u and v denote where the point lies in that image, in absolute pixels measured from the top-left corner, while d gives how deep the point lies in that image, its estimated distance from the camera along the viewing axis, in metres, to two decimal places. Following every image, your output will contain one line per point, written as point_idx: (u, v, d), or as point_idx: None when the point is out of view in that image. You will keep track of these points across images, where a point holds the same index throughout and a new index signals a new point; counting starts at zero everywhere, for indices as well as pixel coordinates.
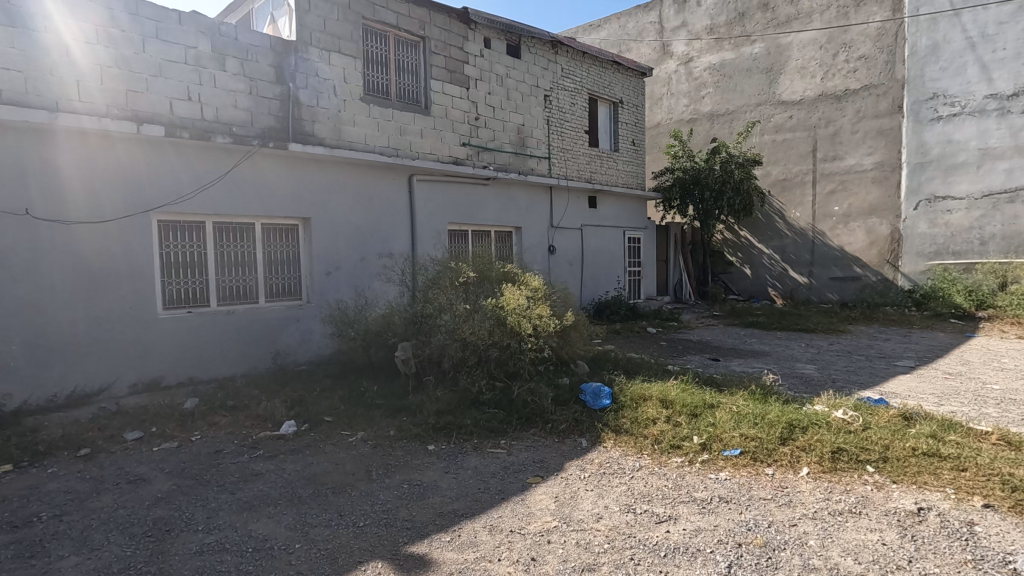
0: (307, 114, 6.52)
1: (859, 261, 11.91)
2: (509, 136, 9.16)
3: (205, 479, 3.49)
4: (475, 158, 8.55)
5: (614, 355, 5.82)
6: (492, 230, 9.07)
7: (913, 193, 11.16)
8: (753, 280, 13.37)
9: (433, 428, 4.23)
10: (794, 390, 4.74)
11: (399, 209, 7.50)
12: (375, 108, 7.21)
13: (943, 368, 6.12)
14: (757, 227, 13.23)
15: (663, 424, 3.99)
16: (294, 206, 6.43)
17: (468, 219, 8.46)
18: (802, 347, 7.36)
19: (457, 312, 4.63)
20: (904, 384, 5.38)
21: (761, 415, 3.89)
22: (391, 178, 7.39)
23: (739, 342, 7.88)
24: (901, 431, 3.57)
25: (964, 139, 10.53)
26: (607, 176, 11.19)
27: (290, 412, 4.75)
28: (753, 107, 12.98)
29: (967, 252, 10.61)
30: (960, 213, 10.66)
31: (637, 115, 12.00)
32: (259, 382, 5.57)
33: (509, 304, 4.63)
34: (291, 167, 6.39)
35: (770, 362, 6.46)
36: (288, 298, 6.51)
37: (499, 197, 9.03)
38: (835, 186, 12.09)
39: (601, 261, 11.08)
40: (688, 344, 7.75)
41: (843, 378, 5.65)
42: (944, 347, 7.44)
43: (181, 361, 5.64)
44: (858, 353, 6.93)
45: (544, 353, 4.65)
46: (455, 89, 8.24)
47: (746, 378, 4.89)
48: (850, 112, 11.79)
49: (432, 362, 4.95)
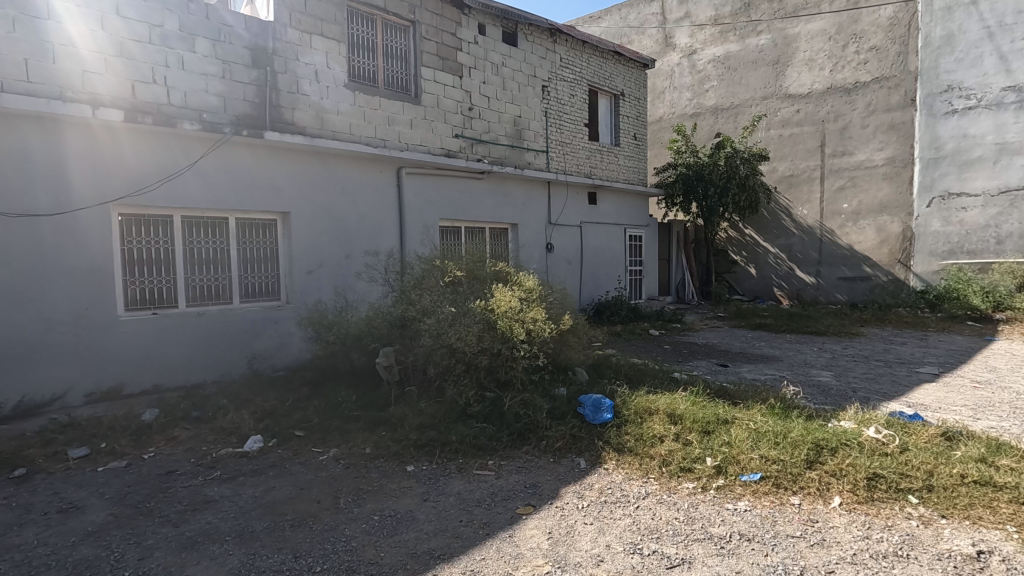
0: (286, 101, 6.07)
1: (869, 261, 11.46)
2: (505, 129, 8.71)
3: (149, 508, 3.04)
4: (468, 151, 8.11)
5: (614, 362, 5.38)
6: (486, 226, 8.61)
7: (926, 190, 10.72)
8: (758, 279, 12.93)
9: (414, 445, 3.79)
10: (816, 403, 4.29)
11: (386, 203, 7.06)
12: (361, 96, 6.77)
13: (971, 376, 5.67)
14: (762, 225, 12.79)
15: (672, 442, 3.54)
16: (273, 199, 5.98)
17: (460, 214, 8.01)
18: (815, 352, 6.92)
19: (442, 314, 4.19)
20: (932, 395, 4.94)
21: (783, 433, 3.44)
22: (377, 171, 6.95)
23: (747, 346, 7.45)
24: (945, 454, 3.13)
25: (980, 134, 10.09)
26: (607, 171, 10.76)
27: (258, 424, 4.31)
28: (758, 101, 12.55)
29: (982, 251, 10.17)
30: (975, 211, 10.23)
31: (639, 108, 11.56)
32: (230, 390, 5.12)
33: (500, 307, 4.16)
34: (270, 157, 5.95)
35: (782, 368, 6.01)
36: (265, 298, 6.07)
37: (495, 192, 8.58)
38: (845, 181, 11.64)
39: (601, 260, 10.65)
40: (693, 348, 7.31)
41: (863, 387, 5.21)
42: (966, 351, 7.00)
43: (145, 368, 5.18)
44: (875, 359, 6.48)
45: (538, 360, 4.19)
46: (447, 77, 7.80)
47: (758, 389, 4.46)
48: (860, 106, 11.34)
49: (416, 370, 4.52)
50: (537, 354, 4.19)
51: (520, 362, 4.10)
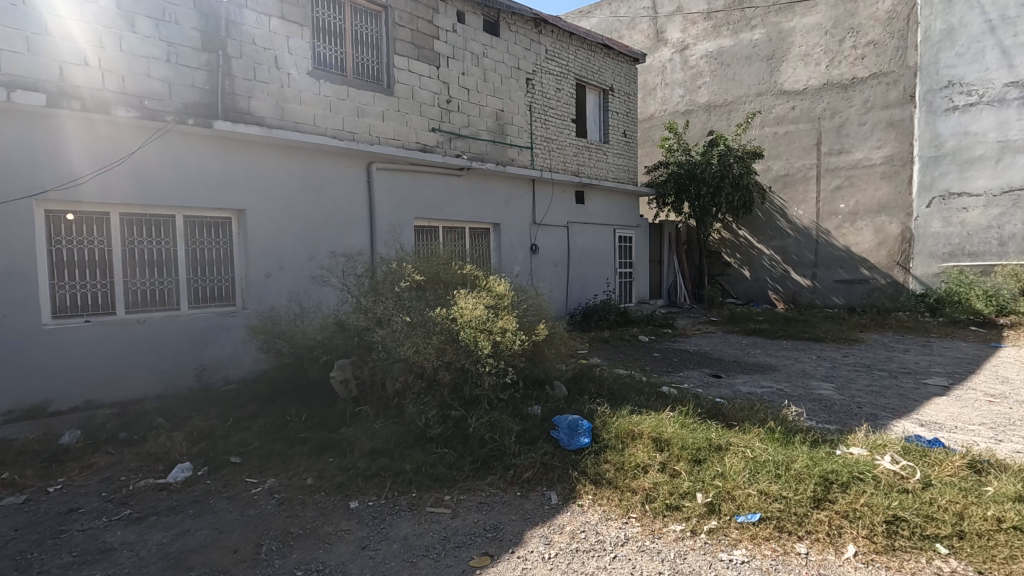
0: (241, 88, 5.57)
1: (866, 263, 11.06)
2: (486, 124, 8.24)
3: (28, 562, 2.54)
4: (446, 146, 7.63)
5: (596, 375, 4.90)
6: (466, 226, 8.12)
7: (925, 189, 10.34)
8: (752, 282, 12.51)
9: (363, 475, 3.30)
10: (821, 424, 3.83)
11: (354, 201, 6.56)
12: (327, 84, 6.28)
13: (983, 388, 5.24)
14: (757, 226, 12.38)
15: (657, 473, 3.07)
16: (226, 195, 5.47)
17: (437, 214, 7.52)
18: (813, 361, 6.47)
19: (398, 324, 3.69)
20: (944, 411, 4.50)
21: (785, 464, 2.97)
22: (345, 166, 6.46)
23: (742, 354, 6.99)
24: (975, 491, 2.67)
25: (982, 131, 9.72)
26: (595, 169, 10.31)
27: (191, 449, 3.80)
28: (753, 97, 12.14)
29: (984, 253, 9.80)
30: (977, 211, 9.86)
31: (629, 103, 11.12)
32: (169, 406, 4.59)
33: (463, 315, 3.67)
34: (222, 150, 5.43)
35: (779, 380, 5.55)
36: (218, 304, 5.57)
37: (475, 190, 8.09)
38: (841, 181, 11.25)
39: (589, 261, 10.19)
40: (684, 356, 6.84)
41: (871, 403, 4.74)
42: (973, 360, 6.58)
43: (75, 383, 4.66)
44: (879, 369, 6.03)
45: (506, 376, 3.70)
46: (423, 67, 7.32)
47: (752, 406, 4.00)
48: (857, 103, 10.95)
49: (373, 386, 4.03)
50: (506, 369, 3.70)
51: (487, 378, 3.62)
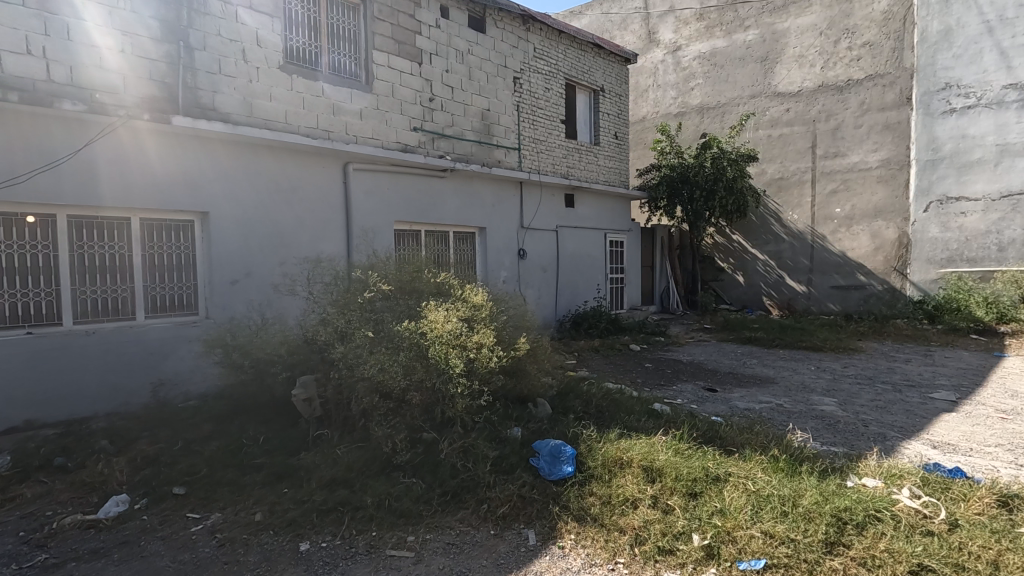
0: (204, 82, 5.20)
1: (863, 268, 10.81)
2: (472, 123, 7.90)
3: None
4: (429, 146, 7.29)
5: (584, 391, 4.55)
6: (450, 230, 7.77)
7: (922, 193, 10.11)
8: (746, 288, 12.24)
9: (318, 510, 2.92)
10: (829, 448, 3.50)
11: (329, 203, 6.20)
12: (299, 80, 5.92)
13: (993, 403, 4.94)
14: (751, 230, 12.11)
15: (647, 509, 2.72)
16: (187, 196, 5.09)
17: (419, 217, 7.17)
18: (813, 372, 6.16)
19: (360, 338, 3.31)
20: (956, 430, 4.19)
21: (792, 500, 2.64)
22: (320, 167, 6.10)
23: (738, 365, 6.68)
24: (1009, 534, 2.34)
25: (980, 134, 9.50)
26: (585, 172, 10.00)
27: (131, 478, 3.42)
28: (746, 99, 11.90)
29: (983, 259, 9.57)
30: (975, 216, 9.63)
31: (621, 104, 10.82)
32: (117, 426, 4.20)
33: (434, 328, 3.30)
34: (183, 148, 5.05)
35: (779, 394, 5.23)
36: (178, 313, 5.18)
37: (460, 192, 7.74)
38: (837, 185, 11.01)
39: (579, 267, 9.88)
40: (678, 367, 6.52)
41: (878, 420, 4.42)
42: (978, 371, 6.30)
43: (13, 401, 4.25)
44: (882, 382, 5.73)
45: (481, 397, 3.35)
46: (404, 63, 6.97)
47: (751, 428, 3.67)
48: (853, 105, 10.73)
49: (338, 405, 3.67)
50: (482, 388, 3.35)
51: (461, 400, 3.26)
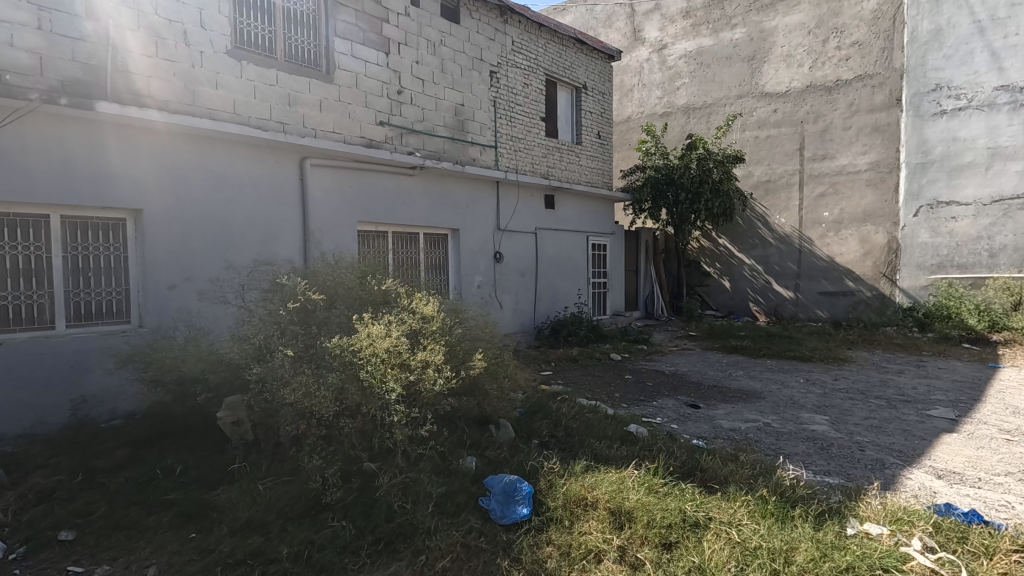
0: (136, 65, 4.70)
1: (851, 274, 10.51)
2: (444, 119, 7.45)
3: None
4: (397, 142, 6.82)
5: (552, 410, 4.11)
6: (421, 232, 7.30)
7: (912, 197, 9.84)
8: (732, 293, 11.91)
9: (223, 564, 2.46)
10: (825, 482, 3.08)
11: (284, 201, 5.71)
12: (250, 66, 5.43)
13: (995, 421, 4.58)
14: (737, 234, 11.79)
15: (614, 565, 2.28)
16: (115, 190, 4.58)
17: (385, 217, 6.70)
18: (802, 386, 5.79)
19: (283, 356, 2.83)
20: (959, 454, 3.81)
21: (785, 556, 2.21)
22: (273, 161, 5.61)
23: (723, 377, 6.29)
24: None
25: (971, 137, 9.24)
26: (566, 172, 9.60)
27: (16, 519, 2.92)
28: (733, 100, 11.58)
29: (974, 265, 9.29)
30: (966, 221, 9.36)
31: (604, 103, 10.44)
32: (20, 451, 3.69)
33: (370, 344, 2.82)
34: (112, 137, 4.56)
35: (767, 411, 4.82)
36: (107, 321, 4.66)
37: (430, 191, 7.28)
38: (825, 188, 10.70)
39: (560, 271, 9.47)
40: (659, 380, 6.11)
41: (874, 443, 4.02)
42: (975, 384, 5.96)
43: None
44: (876, 397, 5.35)
45: (423, 424, 2.89)
46: (370, 53, 6.51)
47: (734, 457, 3.26)
48: (842, 106, 10.44)
49: (267, 430, 3.21)
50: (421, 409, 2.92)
51: (401, 429, 2.80)
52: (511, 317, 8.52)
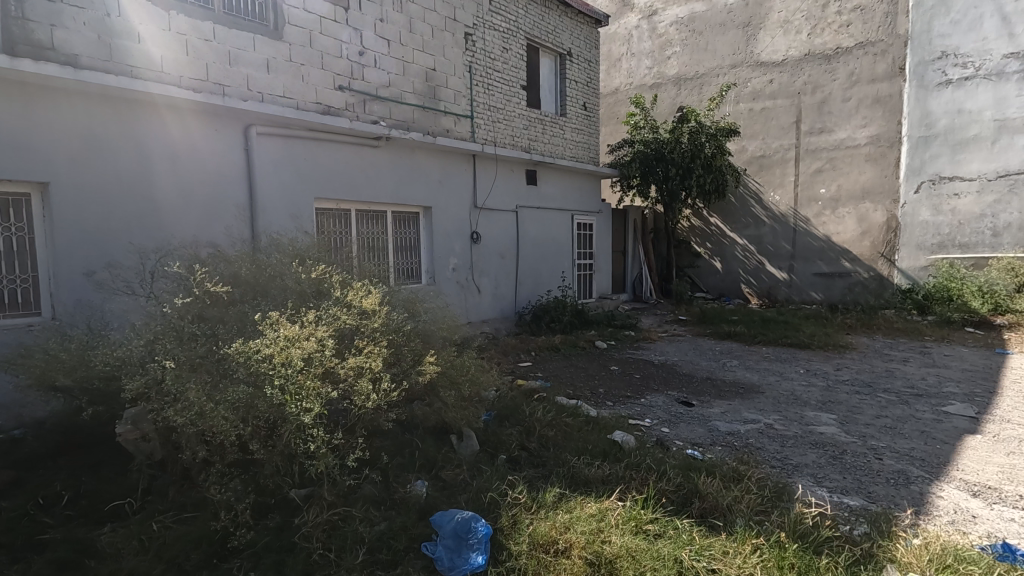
0: (36, 11, 3.97)
1: (848, 254, 10.05)
2: (414, 85, 6.74)
3: None
4: (359, 109, 6.14)
5: (525, 415, 3.55)
6: (389, 210, 6.66)
7: (913, 173, 9.33)
8: (723, 275, 11.45)
9: None
10: (848, 513, 2.57)
11: (227, 176, 5.05)
12: (179, 17, 4.70)
13: (1017, 419, 4.12)
14: (730, 213, 11.28)
15: None
16: (16, 160, 3.89)
17: (347, 193, 6.04)
18: (802, 378, 5.32)
19: (173, 366, 2.22)
20: (989, 462, 3.32)
21: None
22: (213, 129, 4.93)
23: (716, 367, 5.81)
24: None
25: (978, 109, 8.71)
26: (550, 146, 8.96)
27: None
28: (727, 69, 10.94)
29: (976, 245, 8.84)
30: (969, 197, 8.88)
31: (590, 72, 9.75)
32: None
33: (282, 349, 2.19)
34: (17, 99, 3.87)
35: (768, 409, 4.31)
36: (10, 313, 3.98)
37: (398, 165, 6.62)
38: (823, 164, 10.18)
39: (543, 252, 8.89)
40: (648, 371, 5.60)
41: (892, 450, 3.51)
42: (986, 373, 5.52)
43: None
44: (884, 391, 4.86)
45: (349, 443, 2.33)
46: (325, 7, 5.78)
47: (737, 480, 2.74)
48: (841, 76, 9.86)
49: (171, 450, 2.61)
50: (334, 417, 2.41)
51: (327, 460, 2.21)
52: (491, 302, 7.96)
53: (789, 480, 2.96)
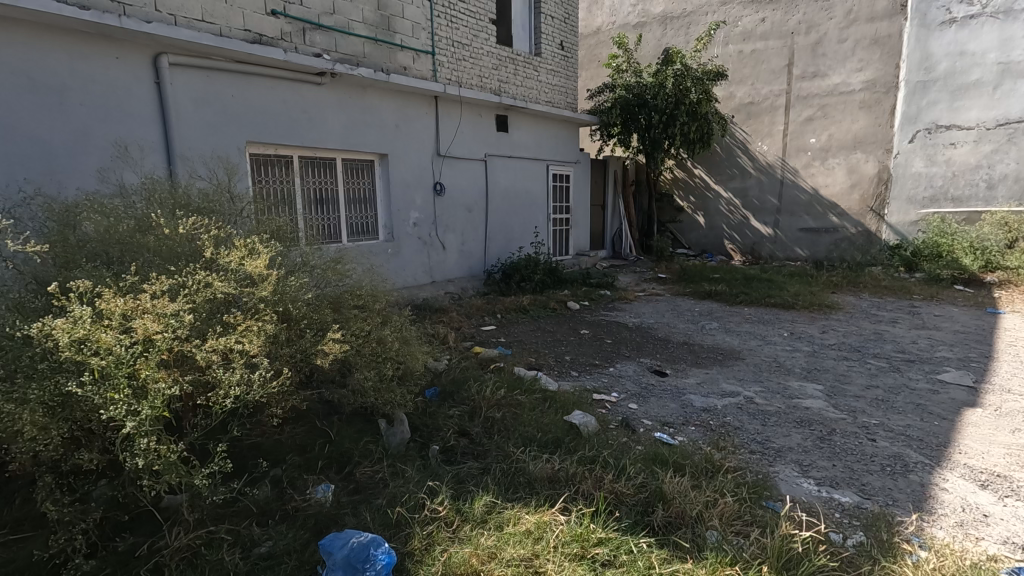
0: None
1: (836, 208, 9.59)
2: (364, 14, 5.93)
3: None
4: (298, 40, 5.36)
5: (470, 395, 3.07)
6: (338, 157, 5.97)
7: (909, 121, 8.76)
8: (706, 230, 10.99)
9: None
10: (841, 518, 2.14)
11: (134, 113, 4.32)
12: None
13: (1019, 389, 3.74)
14: (715, 164, 10.71)
15: None
16: None
17: (286, 138, 5.35)
18: (786, 342, 4.92)
19: None
20: (995, 445, 2.90)
21: None
22: (113, 57, 4.17)
23: (694, 329, 5.39)
24: None
25: (981, 51, 8.09)
26: (522, 88, 8.21)
27: None
28: (716, 7, 10.12)
29: (969, 198, 8.37)
30: (966, 147, 8.36)
31: (569, 6, 8.88)
32: None
33: (107, 327, 1.62)
34: None
35: (749, 380, 3.89)
36: None
37: (347, 106, 5.89)
38: (814, 111, 9.58)
39: (515, 205, 8.28)
40: (621, 335, 5.17)
41: (887, 429, 3.09)
42: (981, 336, 5.16)
43: None
44: (874, 357, 4.46)
45: (214, 446, 1.83)
46: None
47: (712, 480, 2.31)
48: (838, 14, 9.13)
49: None
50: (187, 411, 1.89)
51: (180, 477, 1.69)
52: (457, 260, 7.41)
53: (772, 473, 2.53)
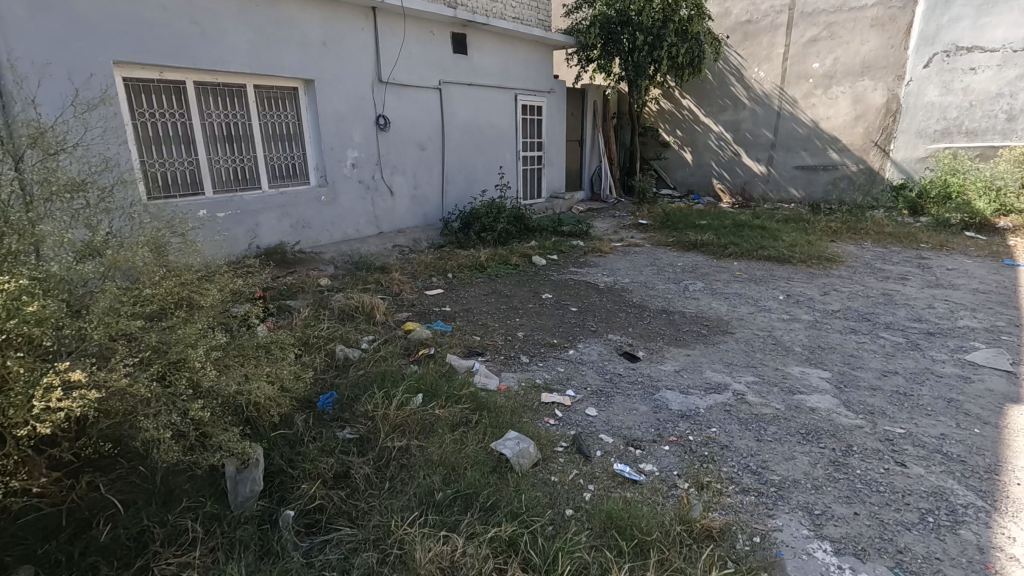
0: None
1: (836, 143, 8.66)
2: None
3: None
4: None
5: (369, 411, 2.27)
6: (249, 83, 4.86)
7: (926, 42, 7.69)
8: (693, 168, 10.03)
9: None
10: None
11: None
12: None
13: None
14: (705, 94, 9.62)
15: None
16: None
17: (170, 58, 4.23)
18: (781, 307, 4.16)
19: None
20: None
21: None
22: None
23: (676, 291, 4.60)
24: None
25: None
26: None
27: None
28: None
29: (986, 131, 7.45)
30: (988, 73, 7.34)
31: None
32: None
33: None
34: None
35: (739, 366, 3.14)
36: None
37: (253, 17, 4.71)
38: (819, 30, 8.44)
39: (477, 142, 7.23)
40: (589, 300, 4.36)
41: (916, 444, 2.36)
42: (1005, 297, 4.42)
43: None
44: (887, 330, 3.71)
45: None
46: None
47: (686, 574, 1.58)
48: None
49: None
50: None
51: None
52: (408, 207, 6.45)
53: (771, 535, 1.80)
